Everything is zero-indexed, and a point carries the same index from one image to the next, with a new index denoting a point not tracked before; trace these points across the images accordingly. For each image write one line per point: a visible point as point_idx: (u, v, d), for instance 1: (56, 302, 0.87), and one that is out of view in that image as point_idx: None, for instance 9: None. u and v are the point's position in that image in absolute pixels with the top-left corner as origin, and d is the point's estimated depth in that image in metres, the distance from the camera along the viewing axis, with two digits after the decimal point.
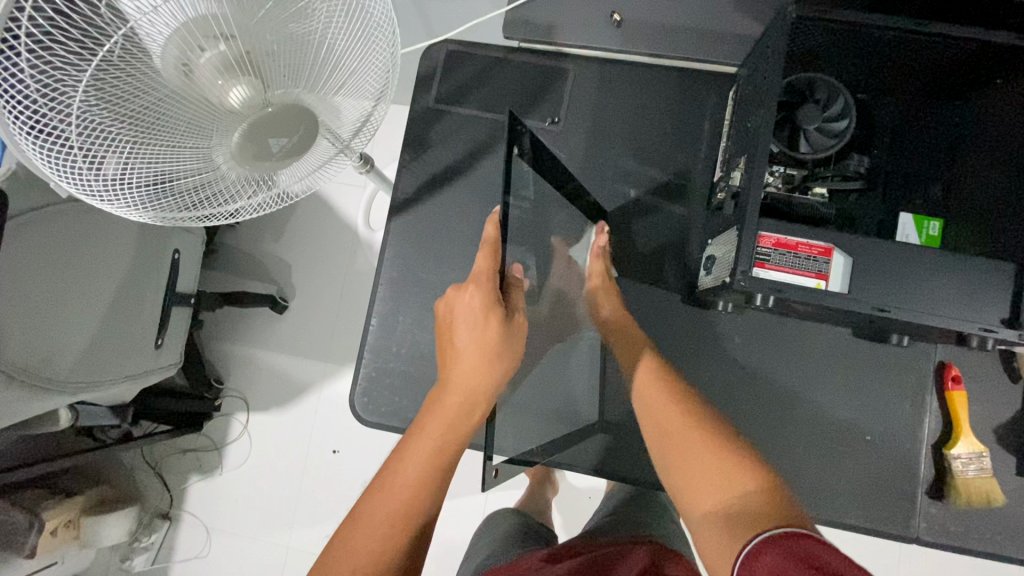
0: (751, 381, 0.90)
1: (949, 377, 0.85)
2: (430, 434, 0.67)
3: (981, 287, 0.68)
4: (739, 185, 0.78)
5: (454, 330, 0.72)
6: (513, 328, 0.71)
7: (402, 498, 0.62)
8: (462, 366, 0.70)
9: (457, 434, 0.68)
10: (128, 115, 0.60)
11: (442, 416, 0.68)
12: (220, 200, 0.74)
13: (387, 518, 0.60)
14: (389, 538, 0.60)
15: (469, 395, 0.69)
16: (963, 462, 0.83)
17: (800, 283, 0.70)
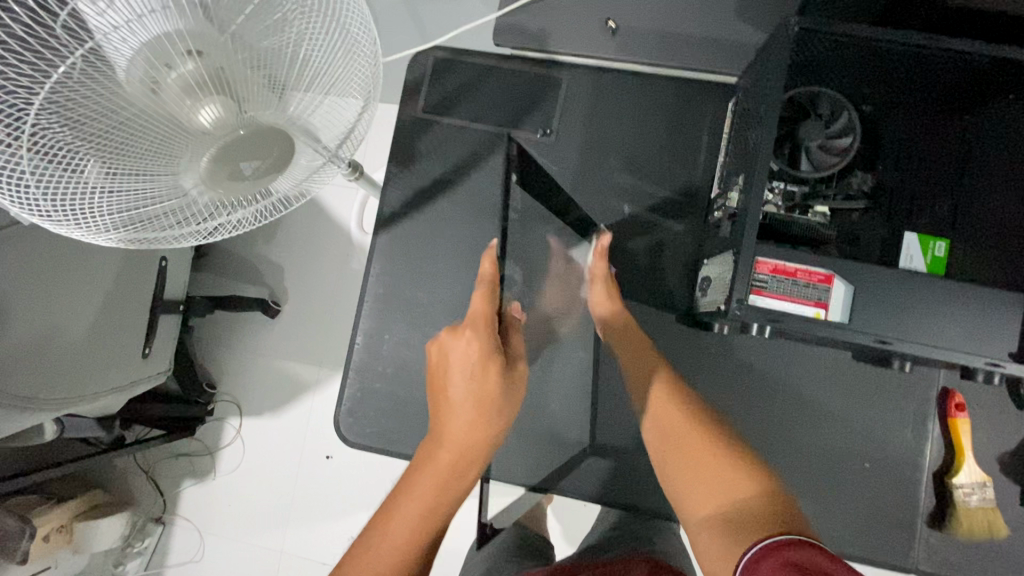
0: (748, 405, 0.87)
1: (953, 404, 0.82)
2: (421, 489, 0.64)
3: (988, 319, 0.65)
4: (737, 206, 0.74)
5: (448, 380, 0.70)
6: (508, 380, 0.72)
7: (393, 561, 0.59)
8: (459, 417, 0.68)
9: (450, 485, 0.65)
10: (90, 134, 0.57)
11: (434, 474, 0.65)
12: (197, 219, 0.70)
13: None
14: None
15: (464, 447, 0.67)
16: (966, 491, 0.80)
17: (798, 312, 0.67)
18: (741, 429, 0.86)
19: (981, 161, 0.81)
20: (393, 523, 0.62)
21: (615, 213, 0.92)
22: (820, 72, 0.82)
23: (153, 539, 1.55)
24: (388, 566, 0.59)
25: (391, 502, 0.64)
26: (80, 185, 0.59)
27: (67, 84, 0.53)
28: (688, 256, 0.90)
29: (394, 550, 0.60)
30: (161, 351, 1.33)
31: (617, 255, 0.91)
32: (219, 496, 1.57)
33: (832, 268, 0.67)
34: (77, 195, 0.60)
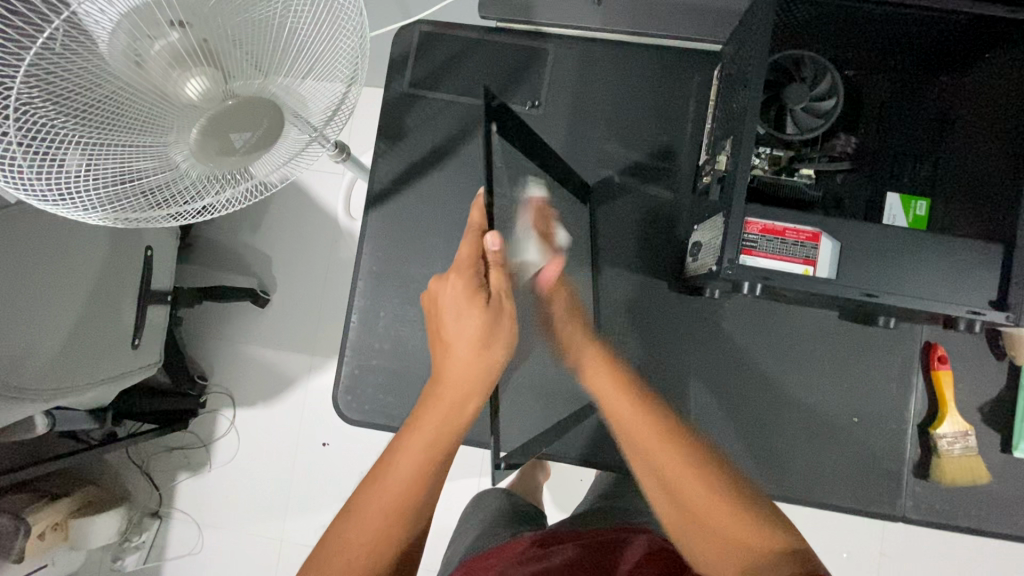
0: (739, 367, 0.89)
1: (935, 357, 0.85)
2: (419, 436, 0.64)
3: (967, 270, 0.67)
4: (726, 168, 0.75)
5: (445, 327, 0.69)
6: (501, 314, 0.67)
7: (396, 491, 0.61)
8: (459, 360, 0.67)
9: (448, 430, 0.65)
10: (73, 106, 0.55)
11: (436, 411, 0.66)
12: (181, 199, 0.69)
13: (374, 524, 0.60)
14: (385, 530, 0.60)
15: (460, 395, 0.66)
16: (948, 441, 0.82)
17: (787, 269, 0.69)
18: (735, 391, 0.88)
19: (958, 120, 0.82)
20: (393, 473, 0.62)
21: (605, 184, 0.92)
22: (804, 37, 0.84)
23: (151, 533, 1.54)
24: (391, 499, 0.61)
25: (395, 445, 0.65)
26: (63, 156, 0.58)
27: (45, 51, 0.52)
28: (678, 225, 0.91)
29: (397, 492, 0.61)
30: (151, 343, 1.31)
31: (607, 225, 0.92)
32: (215, 487, 1.56)
33: (822, 224, 0.68)
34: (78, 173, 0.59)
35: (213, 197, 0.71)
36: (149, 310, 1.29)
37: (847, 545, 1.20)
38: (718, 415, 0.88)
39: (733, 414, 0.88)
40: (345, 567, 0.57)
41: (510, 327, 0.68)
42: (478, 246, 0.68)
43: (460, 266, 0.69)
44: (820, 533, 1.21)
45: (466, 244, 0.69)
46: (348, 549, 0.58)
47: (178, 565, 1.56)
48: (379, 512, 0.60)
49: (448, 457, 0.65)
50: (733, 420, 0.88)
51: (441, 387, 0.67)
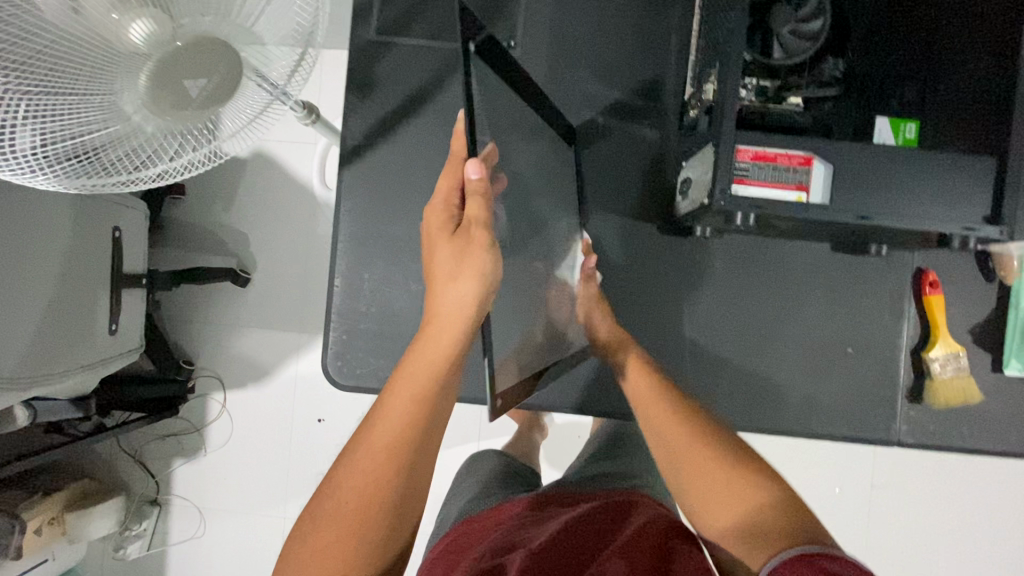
0: (734, 306, 0.87)
1: (926, 283, 0.85)
2: (408, 374, 0.57)
3: (962, 186, 0.66)
4: (713, 99, 0.72)
5: (431, 260, 0.61)
6: (462, 242, 0.59)
7: (387, 437, 0.54)
8: (449, 292, 0.58)
9: (439, 363, 0.57)
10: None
11: (429, 350, 0.57)
12: (138, 164, 0.63)
13: (368, 471, 0.53)
14: (377, 478, 0.53)
15: (450, 331, 0.58)
16: (941, 363, 0.82)
17: (779, 197, 0.67)
18: (731, 329, 0.87)
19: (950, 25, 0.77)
20: (383, 416, 0.55)
21: (589, 125, 0.89)
22: None
23: (151, 520, 1.52)
24: (384, 446, 0.54)
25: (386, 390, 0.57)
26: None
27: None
28: (666, 163, 0.88)
29: (388, 440, 0.54)
30: (129, 328, 1.27)
31: (592, 170, 0.89)
32: (212, 470, 1.54)
33: (816, 148, 0.66)
34: (23, 133, 0.54)
35: (169, 161, 0.64)
36: (124, 294, 1.24)
37: (840, 480, 1.23)
38: (714, 355, 0.87)
39: (730, 354, 0.87)
40: (339, 512, 0.52)
41: (494, 257, 0.59)
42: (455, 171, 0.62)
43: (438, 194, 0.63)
44: (813, 468, 1.23)
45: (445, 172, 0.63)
46: (342, 494, 0.53)
47: (182, 550, 1.55)
48: (373, 452, 0.54)
49: (442, 399, 0.57)
50: (730, 360, 0.87)
51: (430, 325, 0.59)
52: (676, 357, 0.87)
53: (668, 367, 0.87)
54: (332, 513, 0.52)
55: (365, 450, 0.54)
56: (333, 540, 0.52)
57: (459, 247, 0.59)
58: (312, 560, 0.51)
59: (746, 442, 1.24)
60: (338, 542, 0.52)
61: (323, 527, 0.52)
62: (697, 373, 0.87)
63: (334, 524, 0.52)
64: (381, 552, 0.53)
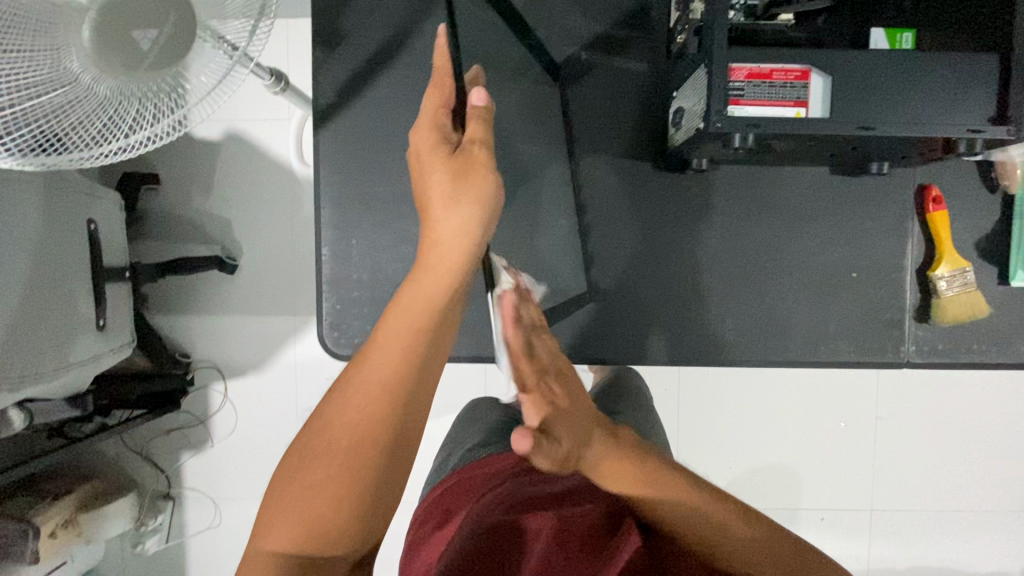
0: (734, 239, 0.85)
1: (930, 200, 0.83)
2: (404, 307, 0.53)
3: (966, 86, 0.63)
4: (702, 19, 0.68)
5: (424, 182, 0.58)
6: (461, 158, 0.57)
7: (386, 369, 0.50)
8: (450, 212, 0.56)
9: (438, 295, 0.54)
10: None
11: (429, 276, 0.54)
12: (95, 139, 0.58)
13: (365, 403, 0.49)
14: (374, 413, 0.49)
15: (451, 258, 0.55)
16: (947, 281, 0.81)
17: (778, 114, 0.64)
18: (732, 264, 0.85)
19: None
20: (376, 350, 0.51)
21: (573, 62, 0.84)
22: None
23: (166, 514, 1.52)
24: (383, 376, 0.50)
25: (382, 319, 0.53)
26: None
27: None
28: (655, 95, 0.84)
29: (385, 372, 0.50)
30: (118, 323, 1.24)
31: (578, 110, 0.85)
32: (221, 459, 1.53)
33: (812, 60, 0.63)
34: None
35: (126, 137, 0.59)
36: (108, 288, 1.20)
37: (846, 414, 1.23)
38: (717, 292, 0.85)
39: (732, 289, 0.85)
40: (327, 453, 0.47)
41: (496, 182, 0.57)
42: (446, 89, 0.60)
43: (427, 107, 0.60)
44: (819, 402, 1.23)
45: (431, 89, 0.61)
46: (333, 433, 0.48)
47: (200, 540, 1.55)
48: (367, 389, 0.49)
49: (440, 335, 0.53)
50: (733, 295, 0.85)
51: (428, 249, 0.56)
52: (678, 297, 0.85)
53: (671, 308, 0.85)
54: (324, 452, 0.47)
55: (358, 385, 0.50)
56: (322, 479, 0.46)
57: (459, 162, 0.56)
58: (301, 503, 0.46)
59: (752, 385, 1.24)
60: (326, 490, 0.46)
61: (314, 464, 0.47)
62: (702, 312, 0.85)
63: (326, 464, 0.47)
64: (370, 506, 0.47)
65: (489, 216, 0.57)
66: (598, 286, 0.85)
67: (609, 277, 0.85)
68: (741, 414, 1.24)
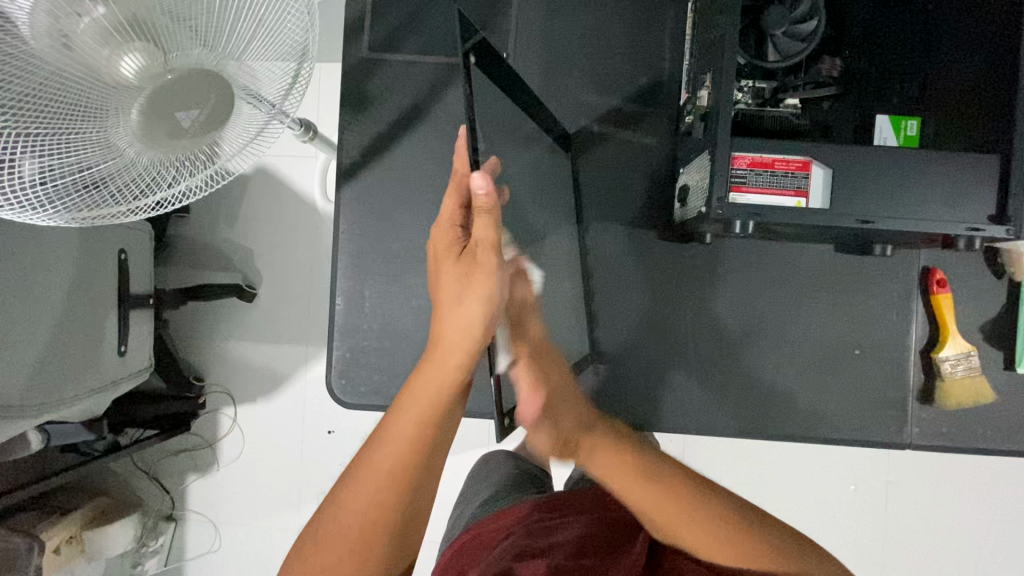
0: (738, 311, 0.86)
1: (934, 282, 0.83)
2: (409, 402, 0.54)
3: (964, 186, 0.65)
4: (707, 106, 0.71)
5: (436, 283, 0.58)
6: (467, 264, 0.55)
7: (393, 457, 0.52)
8: (455, 317, 0.54)
9: (442, 392, 0.54)
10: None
11: (435, 372, 0.54)
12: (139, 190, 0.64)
13: (373, 491, 0.51)
14: (380, 499, 0.51)
15: (456, 354, 0.54)
16: (952, 364, 0.81)
17: (778, 203, 0.66)
18: (736, 336, 0.86)
19: (944, 8, 0.76)
20: (382, 442, 0.52)
21: (585, 134, 0.88)
22: None
23: (168, 536, 1.54)
24: (389, 467, 0.51)
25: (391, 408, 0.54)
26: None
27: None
28: (663, 168, 0.87)
29: (392, 461, 0.52)
30: (138, 348, 1.28)
31: (587, 180, 0.88)
32: (225, 484, 1.55)
33: (813, 153, 0.65)
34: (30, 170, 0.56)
35: (167, 189, 0.65)
36: (132, 316, 1.25)
37: (854, 477, 1.21)
38: (719, 360, 0.86)
39: (734, 359, 0.86)
40: (341, 536, 0.51)
41: (501, 282, 0.55)
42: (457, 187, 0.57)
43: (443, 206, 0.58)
44: (826, 465, 1.22)
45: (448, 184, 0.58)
46: (344, 516, 0.51)
47: (199, 564, 1.56)
48: (375, 477, 0.51)
49: (446, 422, 0.55)
50: (734, 365, 0.86)
51: (437, 349, 0.55)
52: (680, 364, 0.86)
53: (672, 374, 0.86)
54: (336, 533, 0.51)
55: (367, 473, 0.52)
56: (338, 554, 0.50)
57: (463, 272, 0.55)
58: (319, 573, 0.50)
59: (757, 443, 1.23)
60: (342, 563, 0.51)
61: (329, 544, 0.50)
62: (704, 380, 0.86)
63: (340, 542, 0.50)
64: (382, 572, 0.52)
65: (496, 315, 0.55)
66: (601, 349, 0.87)
67: (612, 340, 0.87)
68: (746, 472, 1.23)
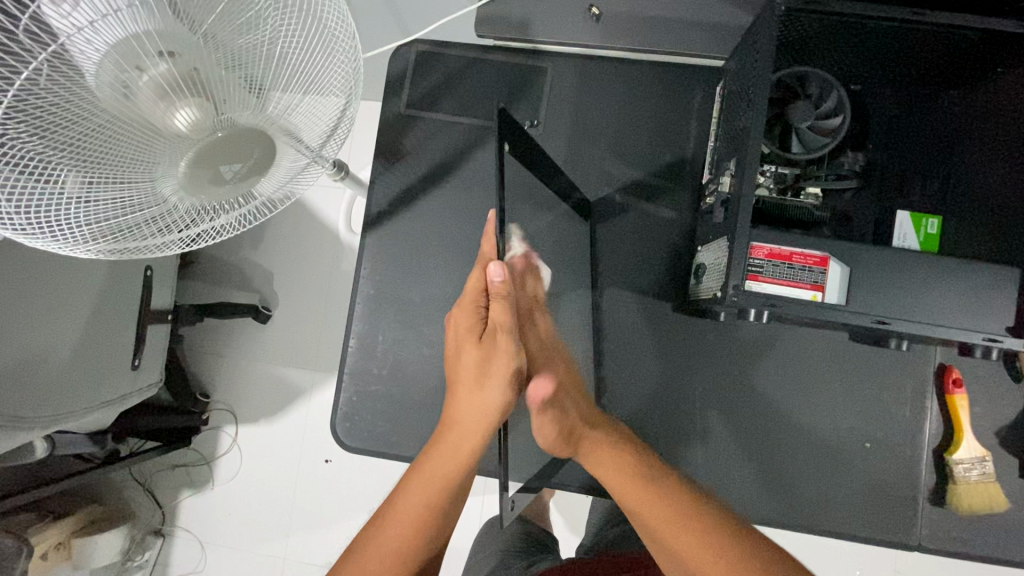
0: (747, 392, 0.86)
1: (950, 380, 0.82)
2: (423, 481, 0.63)
3: (983, 295, 0.65)
4: (729, 191, 0.73)
5: (458, 362, 0.67)
6: (488, 350, 0.65)
7: (402, 533, 0.61)
8: (471, 401, 0.64)
9: (454, 472, 0.63)
10: (44, 125, 0.51)
11: (447, 452, 0.64)
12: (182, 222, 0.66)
13: (380, 566, 0.59)
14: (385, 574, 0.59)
15: (471, 438, 0.64)
16: (966, 468, 0.79)
17: (795, 295, 0.67)
18: (746, 419, 0.85)
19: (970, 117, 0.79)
20: (393, 520, 0.62)
21: (606, 202, 0.90)
22: (806, 49, 0.81)
23: (154, 551, 1.53)
24: (396, 544, 0.61)
25: (404, 484, 0.64)
26: (33, 181, 0.53)
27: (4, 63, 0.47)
28: (680, 243, 0.89)
29: (400, 537, 0.61)
30: (152, 363, 1.30)
31: (606, 247, 0.90)
32: (218, 504, 1.54)
33: (831, 249, 0.66)
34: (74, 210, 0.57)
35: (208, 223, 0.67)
36: (149, 331, 1.27)
37: (860, 564, 1.17)
38: (725, 440, 0.85)
39: (743, 442, 0.85)
40: None
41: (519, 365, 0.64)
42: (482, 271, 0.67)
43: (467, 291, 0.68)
44: (831, 548, 1.17)
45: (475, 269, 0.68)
46: None
47: None
48: (381, 555, 0.60)
49: (451, 502, 0.64)
50: (741, 445, 0.85)
51: (453, 427, 0.65)
52: (686, 442, 0.85)
53: (676, 450, 0.85)
54: None
55: (377, 544, 0.61)
56: None
57: (481, 355, 0.65)
58: None
59: None
60: None
61: None
62: (709, 458, 0.85)
63: None
64: None
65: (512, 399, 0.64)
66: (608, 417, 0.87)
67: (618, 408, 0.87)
68: None
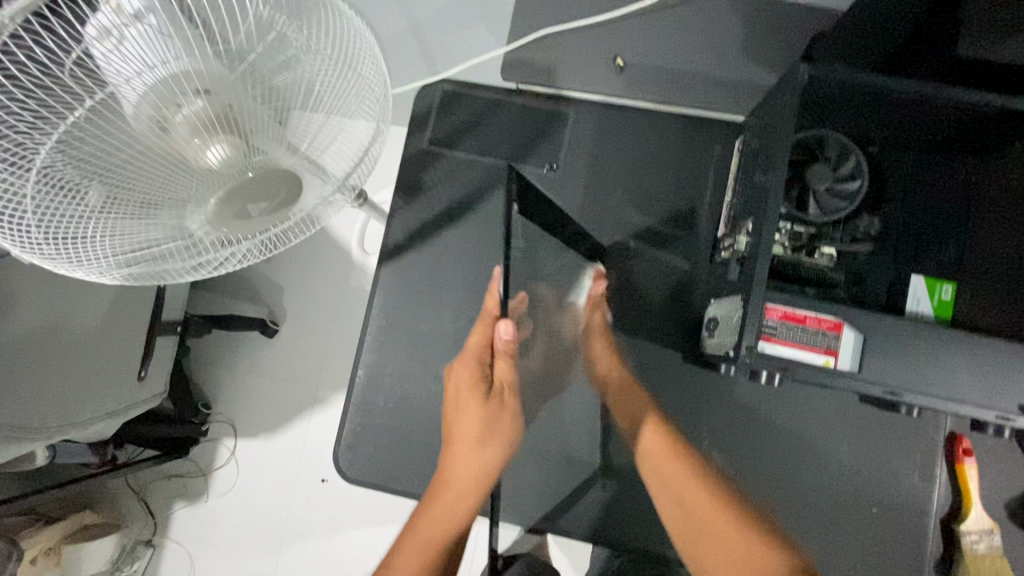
0: (753, 448, 0.85)
1: (960, 449, 0.83)
2: (424, 536, 0.70)
3: (998, 370, 0.65)
4: (746, 250, 0.73)
5: (458, 421, 0.79)
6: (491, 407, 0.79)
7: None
8: (468, 457, 0.76)
9: (453, 525, 0.72)
10: (78, 156, 0.51)
11: (445, 505, 0.73)
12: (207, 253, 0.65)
13: None
14: None
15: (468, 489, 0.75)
16: (974, 539, 0.79)
17: (808, 359, 0.67)
18: (752, 475, 0.84)
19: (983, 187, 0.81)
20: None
21: (620, 247, 0.91)
22: (824, 113, 0.83)
23: (142, 562, 1.50)
24: None
25: (404, 538, 0.71)
26: (62, 209, 0.53)
27: (47, 99, 0.47)
28: (692, 293, 0.89)
29: None
30: (158, 373, 1.30)
31: (619, 292, 0.90)
32: (211, 518, 1.53)
33: (846, 314, 0.66)
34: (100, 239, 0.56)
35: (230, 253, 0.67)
36: (159, 341, 1.28)
37: None
38: None
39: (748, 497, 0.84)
40: None
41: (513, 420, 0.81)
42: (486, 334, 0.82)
43: (467, 356, 0.82)
44: None
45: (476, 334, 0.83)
46: None
47: None
48: None
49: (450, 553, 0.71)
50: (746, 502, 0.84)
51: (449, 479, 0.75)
52: None
53: None
54: None
55: None
56: None
57: (483, 413, 0.78)
58: None
59: None
60: None
61: None
62: None
63: None
64: None
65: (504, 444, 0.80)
66: (612, 465, 0.86)
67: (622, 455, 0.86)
68: None
